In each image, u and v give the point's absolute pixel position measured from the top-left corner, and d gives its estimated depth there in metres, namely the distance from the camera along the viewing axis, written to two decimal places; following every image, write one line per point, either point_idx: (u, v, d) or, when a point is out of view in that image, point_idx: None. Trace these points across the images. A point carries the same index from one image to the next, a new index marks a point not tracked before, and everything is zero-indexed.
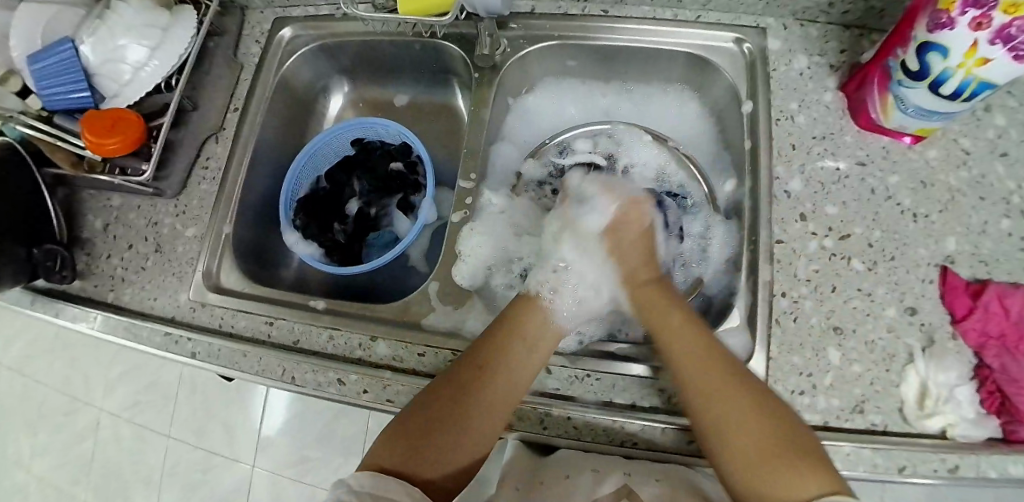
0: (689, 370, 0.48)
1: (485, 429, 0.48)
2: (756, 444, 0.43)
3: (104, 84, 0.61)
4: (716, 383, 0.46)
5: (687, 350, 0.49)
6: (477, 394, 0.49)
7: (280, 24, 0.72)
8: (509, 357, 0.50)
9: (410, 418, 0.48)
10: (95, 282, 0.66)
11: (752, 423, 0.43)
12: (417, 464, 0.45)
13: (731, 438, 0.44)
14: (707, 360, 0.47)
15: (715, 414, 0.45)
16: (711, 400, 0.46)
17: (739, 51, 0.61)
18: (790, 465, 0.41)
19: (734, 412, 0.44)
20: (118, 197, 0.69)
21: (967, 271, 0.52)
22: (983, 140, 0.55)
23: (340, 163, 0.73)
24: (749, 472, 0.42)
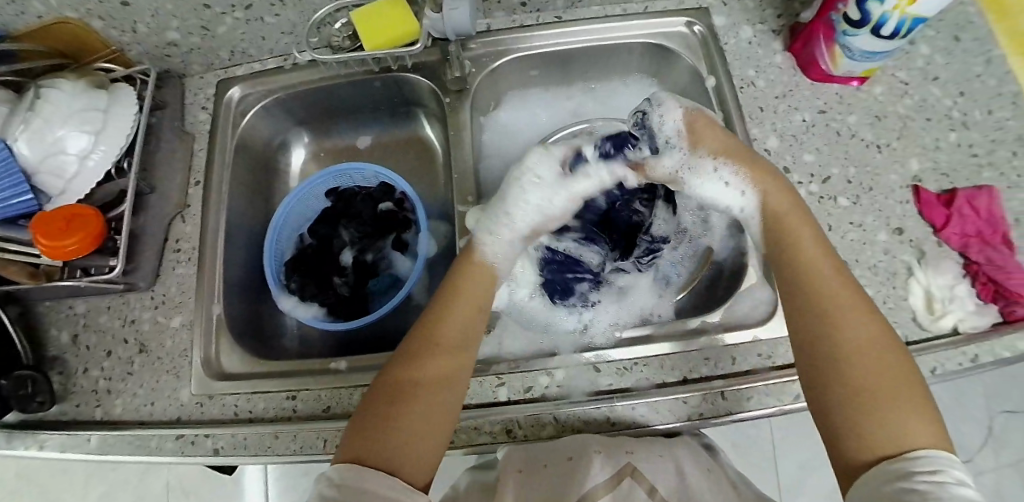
0: (833, 300, 0.46)
1: (446, 404, 0.46)
2: (880, 391, 0.42)
3: (47, 183, 0.55)
4: (852, 319, 0.45)
5: (836, 286, 0.47)
6: (426, 369, 0.47)
7: (225, 85, 0.68)
8: (451, 326, 0.50)
9: (369, 408, 0.46)
10: (77, 402, 0.58)
11: (879, 362, 0.43)
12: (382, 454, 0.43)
13: (855, 376, 0.43)
14: (845, 293, 0.47)
15: (841, 352, 0.44)
16: (846, 339, 0.45)
17: (691, 32, 0.66)
18: (906, 410, 0.41)
19: (869, 358, 0.43)
20: (82, 303, 0.62)
21: (935, 185, 0.58)
22: (916, 69, 0.62)
23: (320, 217, 0.70)
24: (857, 413, 0.42)
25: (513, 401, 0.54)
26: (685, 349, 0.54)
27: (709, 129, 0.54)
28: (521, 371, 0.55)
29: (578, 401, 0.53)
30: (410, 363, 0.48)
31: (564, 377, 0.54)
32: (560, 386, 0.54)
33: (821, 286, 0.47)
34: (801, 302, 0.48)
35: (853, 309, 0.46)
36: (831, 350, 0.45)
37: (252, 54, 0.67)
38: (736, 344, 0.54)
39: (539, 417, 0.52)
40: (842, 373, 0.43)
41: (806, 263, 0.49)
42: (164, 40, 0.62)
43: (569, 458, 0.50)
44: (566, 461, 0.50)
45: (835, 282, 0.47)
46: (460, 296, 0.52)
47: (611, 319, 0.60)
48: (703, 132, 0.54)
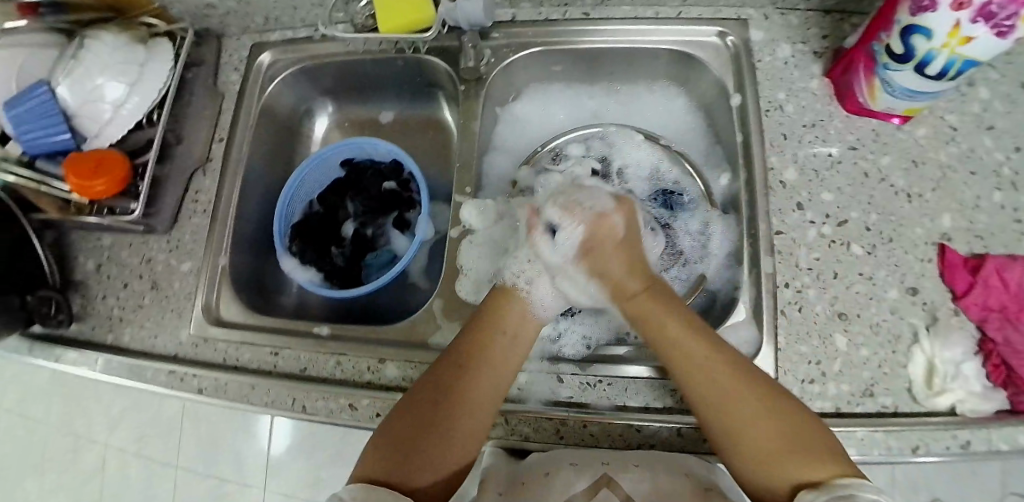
0: (692, 371, 0.46)
1: (475, 426, 0.47)
2: (772, 442, 0.42)
3: (86, 125, 0.60)
4: (716, 380, 0.45)
5: (695, 356, 0.46)
6: (463, 388, 0.48)
7: (259, 48, 0.71)
8: (492, 350, 0.50)
9: (400, 420, 0.47)
10: (93, 325, 0.65)
11: (764, 421, 0.43)
12: (406, 465, 0.44)
13: (747, 433, 0.43)
14: (706, 355, 0.46)
15: (732, 425, 0.44)
16: (720, 399, 0.44)
17: (723, 43, 0.62)
18: (801, 455, 0.41)
19: (745, 416, 0.43)
20: (109, 236, 0.68)
21: (964, 247, 0.53)
22: (969, 115, 0.56)
23: (330, 186, 0.72)
24: (758, 464, 0.42)
25: None
26: (654, 376, 0.52)
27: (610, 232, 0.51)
28: None
29: (534, 408, 0.53)
30: (448, 381, 0.48)
31: (526, 382, 0.54)
32: (520, 389, 0.54)
33: (688, 365, 0.46)
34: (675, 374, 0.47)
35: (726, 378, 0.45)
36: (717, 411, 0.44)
37: (285, 21, 0.70)
38: None
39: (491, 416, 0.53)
40: (738, 430, 0.43)
41: (667, 349, 0.48)
42: (203, 1, 0.66)
43: (547, 472, 0.47)
44: (543, 474, 0.47)
45: (695, 346, 0.47)
46: (493, 324, 0.52)
47: (584, 332, 0.60)
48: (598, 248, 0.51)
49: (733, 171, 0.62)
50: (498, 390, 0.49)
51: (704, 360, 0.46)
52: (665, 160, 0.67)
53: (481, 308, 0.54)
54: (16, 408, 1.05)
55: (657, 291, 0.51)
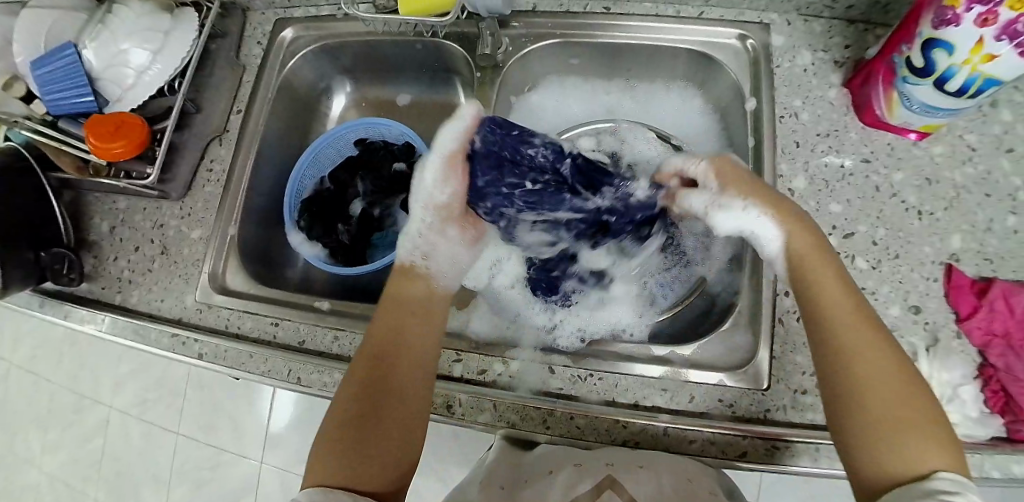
0: (841, 332, 0.42)
1: (412, 411, 0.48)
2: (897, 417, 0.38)
3: (108, 89, 0.62)
4: (858, 338, 0.41)
5: (844, 309, 0.43)
6: (389, 379, 0.48)
7: (281, 25, 0.72)
8: (406, 330, 0.51)
9: (339, 424, 0.46)
10: (103, 285, 0.67)
11: (897, 391, 0.39)
12: (358, 469, 0.43)
13: (870, 389, 0.40)
14: (853, 312, 0.43)
15: (860, 381, 0.40)
16: (861, 364, 0.41)
17: (743, 47, 0.62)
18: (919, 436, 0.37)
19: (877, 374, 0.40)
20: (124, 200, 0.70)
21: (971, 269, 0.52)
22: (989, 136, 0.55)
23: (343, 164, 0.73)
24: (872, 436, 0.39)
25: (466, 379, 0.55)
26: (646, 374, 0.52)
27: (727, 173, 0.52)
28: (479, 352, 0.56)
29: (523, 397, 0.53)
30: (376, 376, 0.48)
31: (517, 369, 0.55)
32: (510, 376, 0.54)
33: (828, 310, 0.43)
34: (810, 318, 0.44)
35: (868, 337, 0.41)
36: (845, 380, 0.41)
37: None
38: (697, 383, 0.51)
39: (479, 402, 0.53)
40: (858, 396, 0.40)
41: (815, 296, 0.44)
42: None
43: (550, 470, 0.49)
44: (546, 473, 0.48)
45: (837, 293, 0.44)
46: (393, 303, 0.53)
47: (577, 326, 0.60)
48: (729, 178, 0.50)
49: None
50: (423, 366, 0.50)
51: (850, 316, 0.42)
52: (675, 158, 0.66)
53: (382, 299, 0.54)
54: (28, 363, 1.08)
55: (823, 246, 0.47)
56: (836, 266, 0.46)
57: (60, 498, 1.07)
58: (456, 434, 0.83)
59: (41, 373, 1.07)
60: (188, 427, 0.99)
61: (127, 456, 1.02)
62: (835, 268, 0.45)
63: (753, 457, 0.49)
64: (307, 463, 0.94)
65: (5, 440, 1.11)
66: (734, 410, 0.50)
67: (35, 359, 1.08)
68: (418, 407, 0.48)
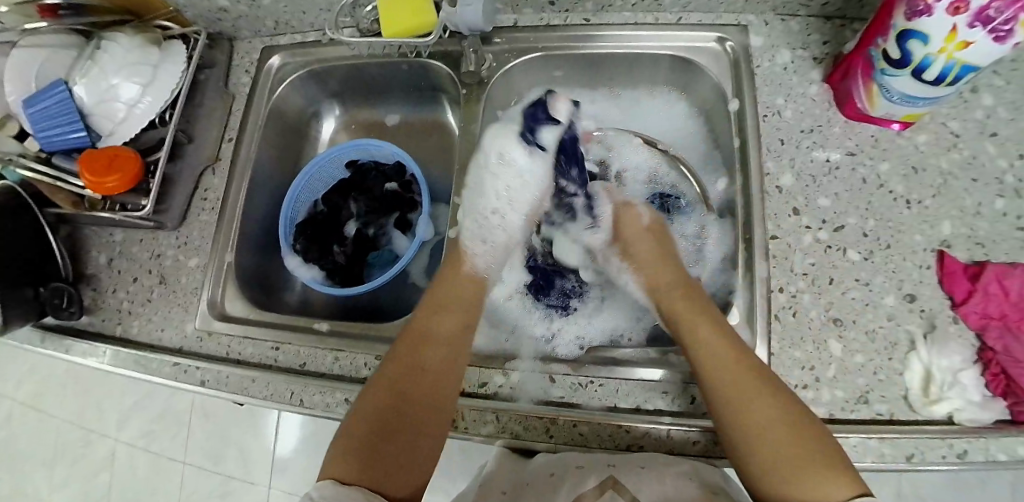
0: (734, 384, 0.46)
1: (430, 429, 0.51)
2: (778, 452, 0.44)
3: (99, 124, 0.62)
4: (744, 382, 0.46)
5: (733, 367, 0.47)
6: (415, 396, 0.52)
7: (268, 53, 0.73)
8: (436, 350, 0.54)
9: (355, 432, 0.50)
10: (103, 318, 0.67)
11: (781, 432, 0.44)
12: (375, 475, 0.47)
13: (762, 434, 0.44)
14: (734, 363, 0.47)
15: (752, 426, 0.45)
16: (744, 414, 0.45)
17: (723, 49, 0.63)
18: (817, 467, 0.42)
19: (761, 406, 0.45)
20: (120, 233, 0.70)
21: (964, 254, 0.52)
22: (971, 122, 0.56)
23: (335, 186, 0.74)
24: (776, 481, 0.43)
25: (466, 393, 0.55)
26: (646, 379, 0.52)
27: (635, 218, 0.61)
28: (479, 366, 0.56)
29: (526, 406, 0.53)
30: (398, 393, 0.52)
31: (518, 380, 0.54)
32: (512, 387, 0.54)
33: (717, 374, 0.47)
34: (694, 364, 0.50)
35: (754, 384, 0.46)
36: (736, 425, 0.45)
37: (294, 26, 0.72)
38: (698, 384, 0.52)
39: (482, 413, 0.53)
40: (749, 437, 0.45)
41: (699, 364, 0.49)
42: (216, 6, 0.67)
43: (551, 473, 0.49)
44: (547, 476, 0.48)
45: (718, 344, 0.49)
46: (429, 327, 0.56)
47: (577, 333, 0.60)
48: (629, 229, 0.60)
49: (731, 175, 0.62)
50: (450, 385, 0.53)
51: (749, 376, 0.46)
52: (661, 163, 0.69)
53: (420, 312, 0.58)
54: (31, 402, 1.08)
55: (685, 281, 0.56)
56: (719, 325, 0.50)
57: None
58: (462, 448, 0.83)
59: (46, 411, 1.07)
60: (195, 458, 0.98)
61: (134, 490, 1.02)
62: (711, 312, 0.52)
63: None
64: None
65: (12, 481, 1.10)
66: None
67: (38, 397, 1.07)
68: (436, 426, 0.51)
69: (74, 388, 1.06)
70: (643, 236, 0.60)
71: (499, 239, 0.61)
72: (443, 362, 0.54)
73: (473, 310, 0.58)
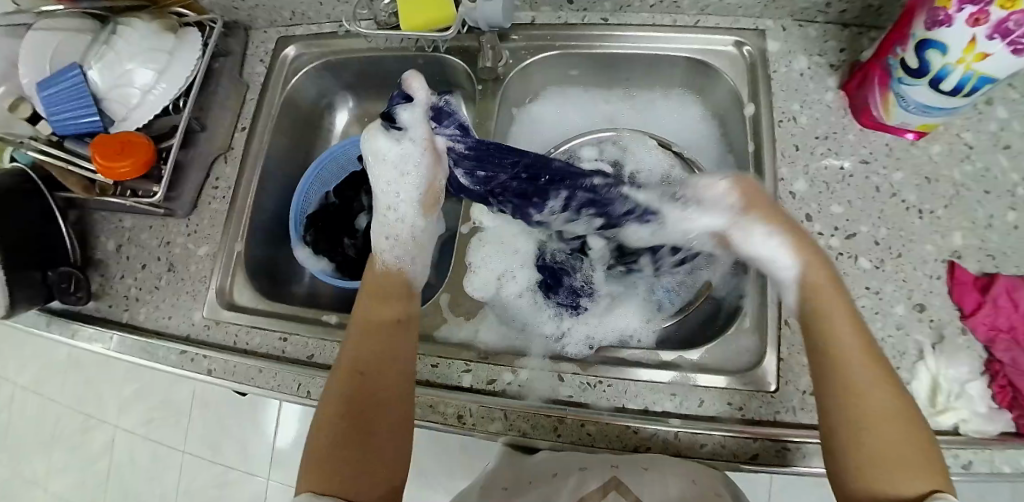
0: (848, 356, 0.43)
1: (394, 422, 0.49)
2: (890, 437, 0.40)
3: (113, 109, 0.62)
4: (866, 357, 0.43)
5: (854, 338, 0.44)
6: (376, 390, 0.49)
7: (283, 43, 0.73)
8: (380, 338, 0.52)
9: (325, 432, 0.47)
10: (110, 303, 0.67)
11: (896, 430, 0.40)
12: (348, 476, 0.45)
13: (873, 418, 0.41)
14: (862, 341, 0.44)
15: (859, 420, 0.41)
16: (858, 386, 0.42)
17: (739, 53, 0.63)
18: (909, 461, 0.39)
19: (873, 386, 0.42)
20: (130, 219, 0.70)
21: (974, 265, 0.52)
22: (985, 134, 0.56)
23: (347, 180, 0.74)
24: (870, 469, 0.39)
25: (474, 389, 0.55)
26: (654, 380, 0.53)
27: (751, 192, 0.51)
28: (488, 362, 0.56)
29: (534, 404, 0.53)
30: (357, 388, 0.49)
31: (526, 379, 0.55)
32: (520, 385, 0.55)
33: (840, 356, 0.44)
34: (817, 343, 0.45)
35: (873, 379, 0.42)
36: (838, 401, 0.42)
37: (310, 16, 0.72)
38: (707, 387, 0.52)
39: (489, 410, 0.53)
40: (854, 418, 0.41)
41: (831, 342, 0.44)
42: None
43: (553, 473, 0.49)
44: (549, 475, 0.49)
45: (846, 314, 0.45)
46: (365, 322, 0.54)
47: (586, 332, 0.60)
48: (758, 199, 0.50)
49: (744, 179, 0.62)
50: (402, 373, 0.51)
51: (868, 352, 0.43)
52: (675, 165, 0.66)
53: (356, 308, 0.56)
54: (33, 386, 1.08)
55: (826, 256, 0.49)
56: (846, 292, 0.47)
57: None
58: (464, 443, 0.83)
59: (47, 394, 1.07)
60: (196, 445, 0.98)
61: (134, 476, 1.02)
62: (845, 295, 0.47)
63: (764, 459, 0.49)
64: None
65: (13, 463, 1.10)
66: (744, 412, 0.51)
67: (40, 380, 1.07)
68: (402, 419, 0.49)
69: (76, 372, 1.06)
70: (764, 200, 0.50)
71: (401, 233, 0.60)
72: (385, 348, 0.52)
73: (405, 297, 0.57)
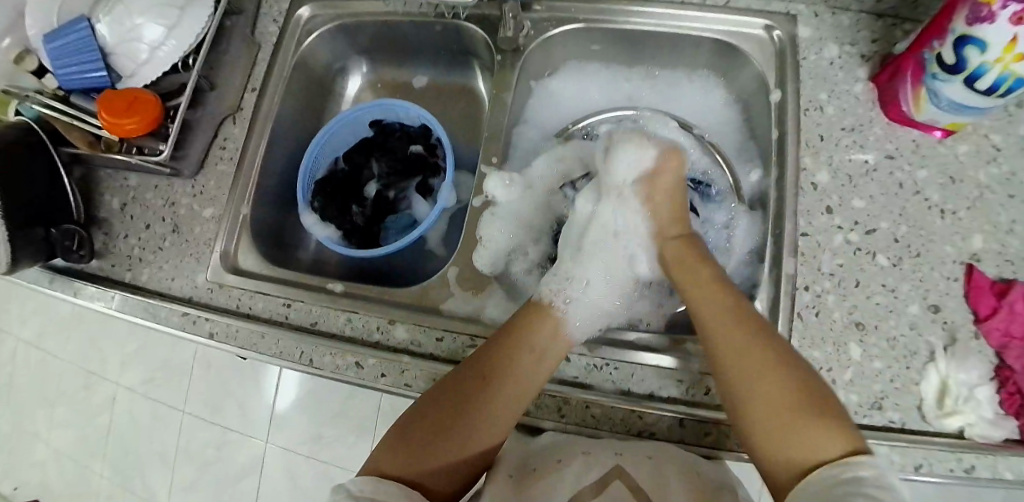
0: (720, 333, 0.48)
1: (479, 440, 0.49)
2: (784, 403, 0.43)
3: (121, 64, 0.61)
4: (729, 333, 0.48)
5: (721, 319, 0.49)
6: (479, 413, 0.50)
7: (298, 2, 0.71)
8: (520, 361, 0.51)
9: (422, 419, 0.50)
10: (113, 262, 0.66)
11: (781, 392, 0.44)
12: (423, 461, 0.47)
13: (761, 389, 0.45)
14: (727, 318, 0.49)
15: (739, 401, 0.45)
16: (736, 360, 0.46)
17: (769, 38, 0.61)
18: (814, 418, 0.42)
19: (751, 360, 0.46)
20: (135, 177, 0.69)
21: (992, 269, 0.52)
22: (1014, 136, 0.54)
23: (358, 145, 0.73)
24: (776, 434, 0.43)
25: None
26: (662, 366, 0.52)
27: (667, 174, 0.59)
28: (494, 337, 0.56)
29: (539, 383, 0.53)
30: (462, 399, 0.50)
31: None
32: None
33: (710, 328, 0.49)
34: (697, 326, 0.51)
35: (761, 363, 0.45)
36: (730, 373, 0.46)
37: None
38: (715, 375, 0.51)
39: None
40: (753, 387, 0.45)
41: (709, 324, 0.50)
42: None
43: (559, 459, 0.50)
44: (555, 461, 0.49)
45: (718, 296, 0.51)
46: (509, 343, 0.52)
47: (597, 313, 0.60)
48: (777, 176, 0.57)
49: (765, 168, 0.61)
50: (518, 403, 0.50)
51: (732, 325, 0.48)
52: (697, 147, 0.67)
53: (512, 322, 0.55)
54: (34, 340, 1.08)
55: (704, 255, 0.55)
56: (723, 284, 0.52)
57: (64, 474, 1.07)
58: None
59: (47, 349, 1.07)
60: (195, 407, 0.99)
61: (132, 434, 1.02)
62: (727, 290, 0.51)
63: None
64: (310, 444, 0.94)
65: (12, 415, 1.11)
66: None
67: (41, 335, 1.07)
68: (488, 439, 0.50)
69: (76, 329, 1.06)
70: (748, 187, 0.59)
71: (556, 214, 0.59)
72: (533, 377, 0.51)
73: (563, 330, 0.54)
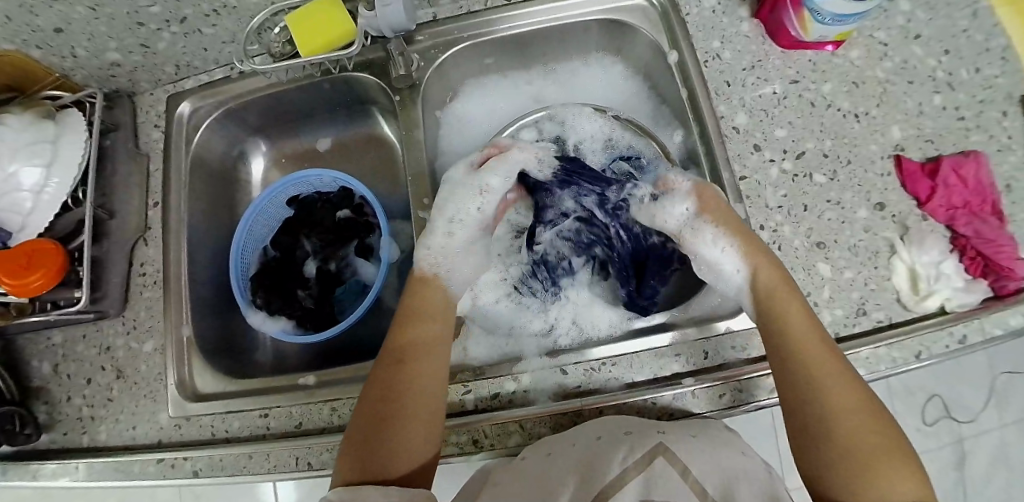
0: (817, 368, 0.44)
1: (419, 408, 0.47)
2: (864, 447, 0.42)
3: (7, 219, 0.56)
4: (828, 372, 0.44)
5: (817, 347, 0.45)
6: (402, 388, 0.48)
7: (175, 99, 0.67)
8: (417, 332, 0.52)
9: (363, 420, 0.47)
10: (65, 430, 0.60)
11: (862, 432, 0.42)
12: (371, 465, 0.44)
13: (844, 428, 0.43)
14: (821, 348, 0.45)
15: (827, 417, 0.43)
16: (826, 404, 0.43)
17: (649, 4, 0.62)
18: (892, 467, 0.41)
19: (842, 402, 0.43)
20: (59, 333, 0.62)
21: (918, 154, 0.54)
22: (895, 29, 0.58)
23: (282, 227, 0.69)
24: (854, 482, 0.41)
25: (481, 408, 0.53)
26: (656, 345, 0.53)
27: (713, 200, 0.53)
28: (482, 375, 0.54)
29: (547, 404, 0.52)
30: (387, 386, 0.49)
31: (529, 383, 0.53)
32: (525, 391, 0.53)
33: (803, 356, 0.45)
34: (777, 345, 0.46)
35: (850, 400, 0.43)
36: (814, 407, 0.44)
37: (197, 66, 0.66)
38: (708, 337, 0.53)
39: (504, 427, 0.51)
40: (832, 423, 0.43)
41: (797, 351, 0.45)
42: (106, 61, 0.61)
43: (599, 437, 0.45)
44: (594, 441, 0.44)
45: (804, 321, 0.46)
46: (407, 336, 0.52)
47: (571, 319, 0.58)
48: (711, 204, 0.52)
49: (685, 127, 0.62)
50: (436, 363, 0.50)
51: (829, 360, 0.45)
52: (616, 127, 0.66)
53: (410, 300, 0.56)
54: None
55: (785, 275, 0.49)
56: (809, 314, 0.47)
57: None
58: None
59: None
60: None
61: None
62: (804, 310, 0.47)
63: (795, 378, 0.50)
64: None
65: None
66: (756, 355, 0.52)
67: None
68: (425, 407, 0.47)
69: None
70: (728, 220, 0.51)
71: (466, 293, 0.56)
72: (424, 349, 0.51)
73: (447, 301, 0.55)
